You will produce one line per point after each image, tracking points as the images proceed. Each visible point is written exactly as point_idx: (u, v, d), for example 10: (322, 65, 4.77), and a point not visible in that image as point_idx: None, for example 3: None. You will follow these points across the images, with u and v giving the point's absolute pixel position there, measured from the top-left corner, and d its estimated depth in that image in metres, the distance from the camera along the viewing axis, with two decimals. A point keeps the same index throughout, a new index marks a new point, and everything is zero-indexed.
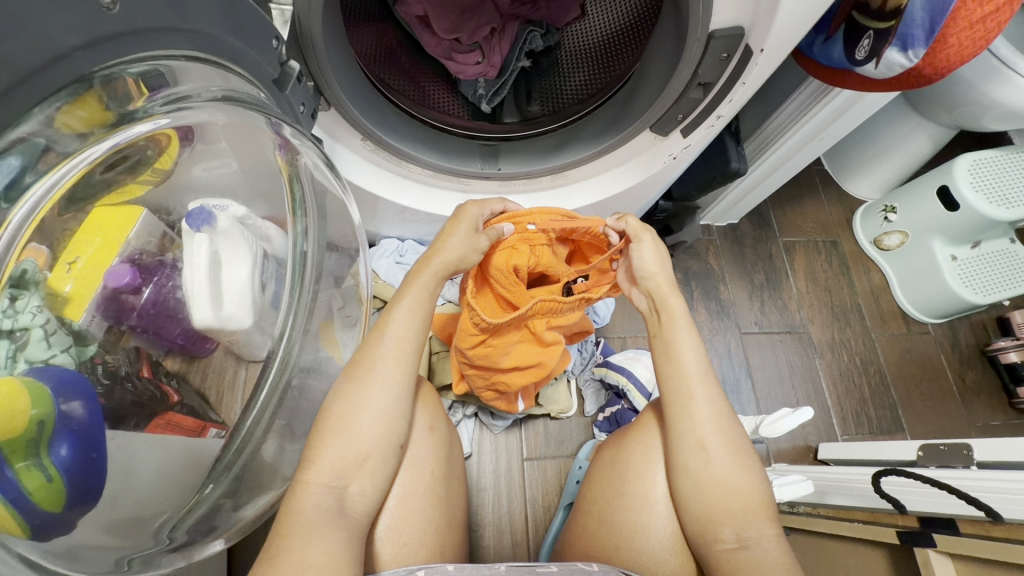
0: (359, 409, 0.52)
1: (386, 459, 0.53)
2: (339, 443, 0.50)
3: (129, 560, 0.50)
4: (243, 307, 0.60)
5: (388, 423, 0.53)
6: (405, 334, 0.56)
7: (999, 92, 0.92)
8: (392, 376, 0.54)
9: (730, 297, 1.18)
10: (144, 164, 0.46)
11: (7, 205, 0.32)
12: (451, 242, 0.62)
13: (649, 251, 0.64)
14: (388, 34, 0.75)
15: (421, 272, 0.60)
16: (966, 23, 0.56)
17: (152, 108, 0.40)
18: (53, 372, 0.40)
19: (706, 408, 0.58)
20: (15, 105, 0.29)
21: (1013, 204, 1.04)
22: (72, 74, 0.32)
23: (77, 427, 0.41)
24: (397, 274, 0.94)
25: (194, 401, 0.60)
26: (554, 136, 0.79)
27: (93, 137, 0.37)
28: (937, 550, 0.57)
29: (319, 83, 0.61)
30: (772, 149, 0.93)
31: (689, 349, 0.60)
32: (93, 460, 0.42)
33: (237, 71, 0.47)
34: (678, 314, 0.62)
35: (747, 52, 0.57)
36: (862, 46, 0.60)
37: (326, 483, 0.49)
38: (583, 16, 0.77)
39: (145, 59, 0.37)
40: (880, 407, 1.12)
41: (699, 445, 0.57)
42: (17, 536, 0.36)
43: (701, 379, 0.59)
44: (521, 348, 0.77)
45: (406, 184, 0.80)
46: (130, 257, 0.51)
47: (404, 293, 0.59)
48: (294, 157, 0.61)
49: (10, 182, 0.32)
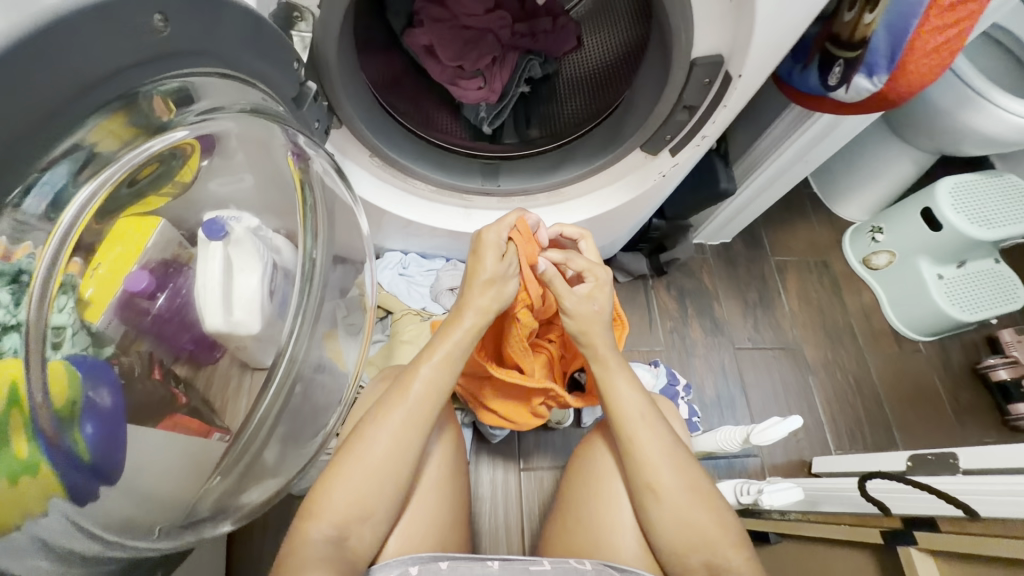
0: (339, 468, 0.56)
1: (383, 502, 0.56)
2: (344, 492, 0.54)
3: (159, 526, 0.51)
4: (251, 314, 0.66)
5: (378, 476, 0.55)
6: (429, 389, 0.59)
7: (974, 119, 1.00)
8: (382, 443, 0.56)
9: (723, 315, 1.21)
10: (167, 175, 0.50)
11: (55, 215, 0.34)
12: (478, 293, 0.63)
13: (590, 288, 0.65)
14: (396, 62, 0.81)
15: (452, 331, 0.62)
16: (925, 50, 0.58)
17: (181, 120, 0.44)
18: (86, 359, 0.44)
19: (652, 447, 0.60)
20: (76, 112, 0.32)
21: (993, 224, 1.09)
22: (121, 90, 0.35)
23: (105, 411, 0.45)
24: (400, 285, 0.97)
25: (200, 405, 0.62)
26: (551, 155, 0.83)
27: (129, 145, 0.39)
28: (918, 548, 0.57)
29: (332, 103, 0.66)
30: (758, 171, 0.97)
31: (625, 393, 0.63)
32: (110, 441, 0.45)
33: (263, 88, 0.51)
34: (610, 364, 0.64)
35: (726, 78, 0.62)
36: (834, 73, 0.64)
37: (327, 533, 0.53)
38: (580, 46, 0.85)
39: (178, 77, 0.40)
40: (874, 424, 1.14)
41: (650, 486, 0.59)
42: (58, 496, 0.37)
43: (641, 422, 0.61)
44: (512, 402, 0.80)
45: (410, 198, 0.84)
46: (148, 264, 0.54)
47: (443, 338, 0.61)
48: (307, 164, 0.66)
49: (54, 195, 0.33)
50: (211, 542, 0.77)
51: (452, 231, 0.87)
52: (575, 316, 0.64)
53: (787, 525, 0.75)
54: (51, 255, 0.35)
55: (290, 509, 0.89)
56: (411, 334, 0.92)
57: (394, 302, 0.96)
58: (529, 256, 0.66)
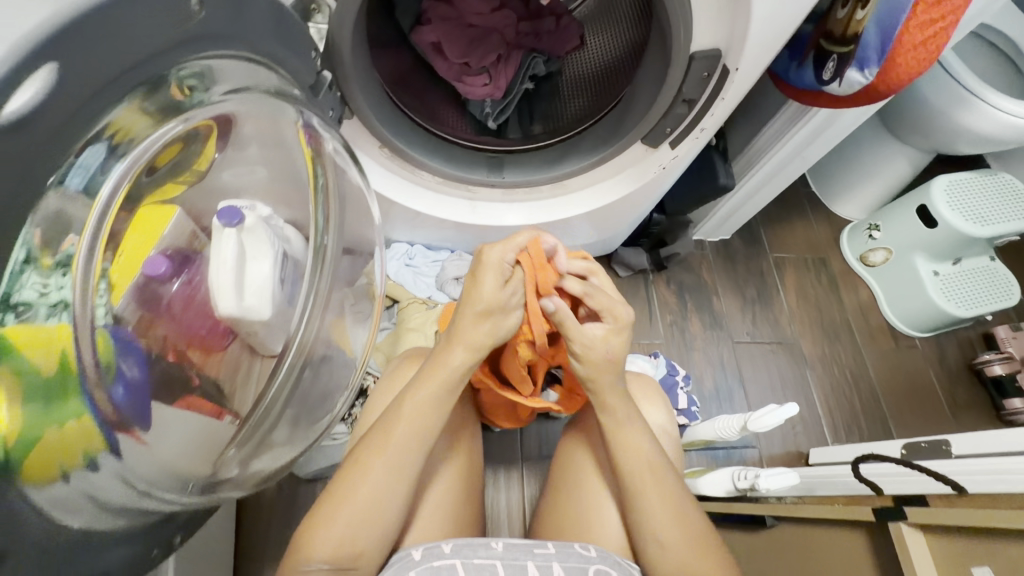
0: (343, 498, 0.57)
1: (383, 530, 0.58)
2: (345, 523, 0.56)
3: (191, 482, 0.54)
4: (263, 300, 0.65)
5: (377, 507, 0.57)
6: (421, 421, 0.60)
7: (968, 119, 1.03)
8: (385, 478, 0.58)
9: (722, 310, 1.23)
10: (186, 164, 0.52)
11: (94, 192, 0.36)
12: (474, 327, 0.61)
13: (604, 332, 0.63)
14: (403, 60, 0.83)
15: (447, 359, 0.62)
16: (912, 44, 0.61)
17: (211, 97, 0.45)
18: (119, 331, 0.47)
19: (657, 497, 0.62)
20: (125, 86, 0.33)
21: (988, 222, 1.11)
22: (164, 66, 0.37)
23: (137, 382, 0.48)
24: (407, 275, 0.99)
25: (212, 389, 0.63)
26: (553, 149, 0.85)
27: (162, 122, 0.41)
28: (908, 524, 0.58)
29: (344, 94, 0.68)
30: (756, 168, 1.00)
31: (637, 441, 0.64)
32: (138, 407, 0.47)
33: (284, 74, 0.54)
34: (622, 412, 0.64)
35: (724, 72, 0.64)
36: (828, 67, 0.66)
37: (327, 560, 0.55)
38: (582, 45, 0.87)
39: (202, 60, 0.41)
40: (871, 419, 1.16)
41: (652, 533, 0.62)
42: (98, 449, 0.40)
43: (649, 473, 0.63)
44: (498, 404, 0.79)
45: (417, 189, 0.86)
46: (166, 250, 0.55)
47: (437, 364, 0.62)
48: (320, 146, 0.67)
49: (88, 181, 0.34)
50: (220, 524, 0.79)
51: (457, 222, 0.89)
52: (582, 354, 0.62)
53: (788, 509, 0.74)
54: (92, 230, 0.37)
55: (296, 494, 0.90)
56: (417, 322, 0.94)
57: (401, 291, 0.98)
58: (539, 282, 0.64)
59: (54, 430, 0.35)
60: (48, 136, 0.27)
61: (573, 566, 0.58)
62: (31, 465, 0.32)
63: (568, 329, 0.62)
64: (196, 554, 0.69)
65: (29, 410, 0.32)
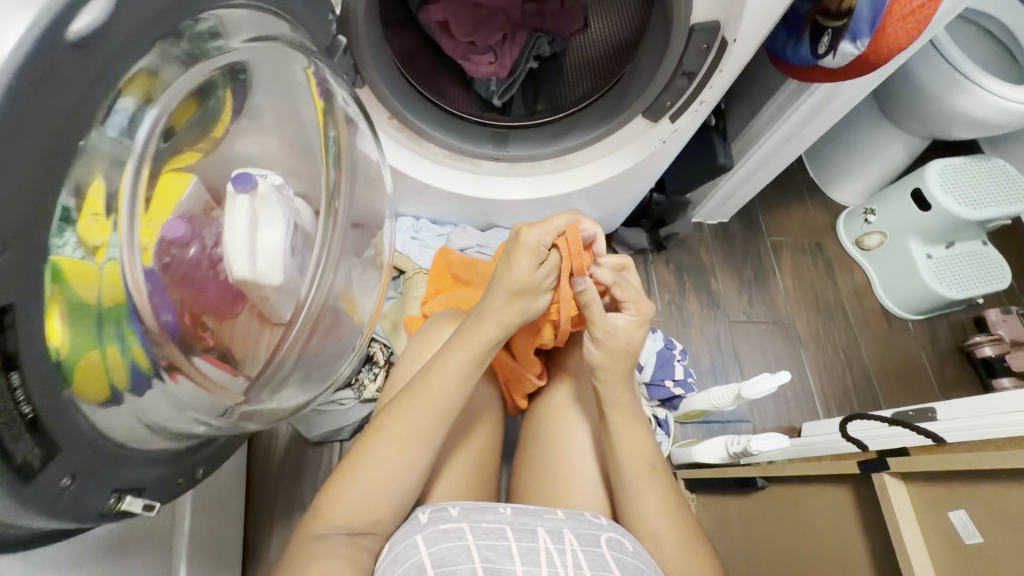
0: (362, 465, 0.55)
1: (395, 505, 0.56)
2: (362, 490, 0.54)
3: (228, 409, 0.58)
4: (275, 266, 0.65)
5: (397, 475, 0.55)
6: (438, 402, 0.58)
7: (962, 102, 1.06)
8: (407, 446, 0.56)
9: (719, 290, 1.25)
10: (210, 124, 0.54)
11: (129, 141, 0.38)
12: (503, 298, 0.62)
13: (628, 323, 0.66)
14: (410, 37, 0.85)
15: (479, 330, 0.62)
16: (902, 14, 0.65)
17: (229, 44, 0.48)
18: (152, 279, 0.48)
19: (655, 501, 0.60)
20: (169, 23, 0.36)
21: (979, 205, 1.14)
22: (199, 9, 0.39)
23: (167, 329, 0.49)
24: (412, 247, 1.02)
25: (225, 349, 0.63)
26: (557, 124, 0.88)
27: (188, 66, 0.43)
28: (890, 472, 0.62)
29: (356, 61, 0.72)
30: (754, 148, 1.02)
31: (638, 441, 0.63)
32: (168, 351, 0.49)
33: (301, 31, 0.56)
34: (628, 407, 0.64)
35: (723, 44, 0.67)
36: (823, 42, 0.69)
37: (339, 526, 0.53)
38: (586, 27, 0.88)
39: (212, 14, 0.42)
40: (863, 396, 1.19)
41: (650, 538, 0.59)
42: (144, 370, 0.44)
43: (649, 476, 0.61)
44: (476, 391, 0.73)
45: (424, 162, 0.88)
46: (182, 215, 0.56)
47: (469, 334, 0.62)
48: (332, 98, 0.68)
49: (122, 131, 0.36)
50: (234, 482, 0.82)
51: (461, 194, 0.91)
52: (602, 338, 0.64)
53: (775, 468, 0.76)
54: (131, 179, 0.40)
55: (305, 457, 0.94)
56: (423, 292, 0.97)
57: (407, 262, 1.01)
58: (573, 264, 0.64)
59: (99, 351, 0.37)
60: (116, 50, 0.30)
61: (585, 532, 0.55)
62: (80, 378, 0.35)
63: (594, 313, 0.64)
64: (214, 506, 0.73)
65: (75, 332, 0.35)
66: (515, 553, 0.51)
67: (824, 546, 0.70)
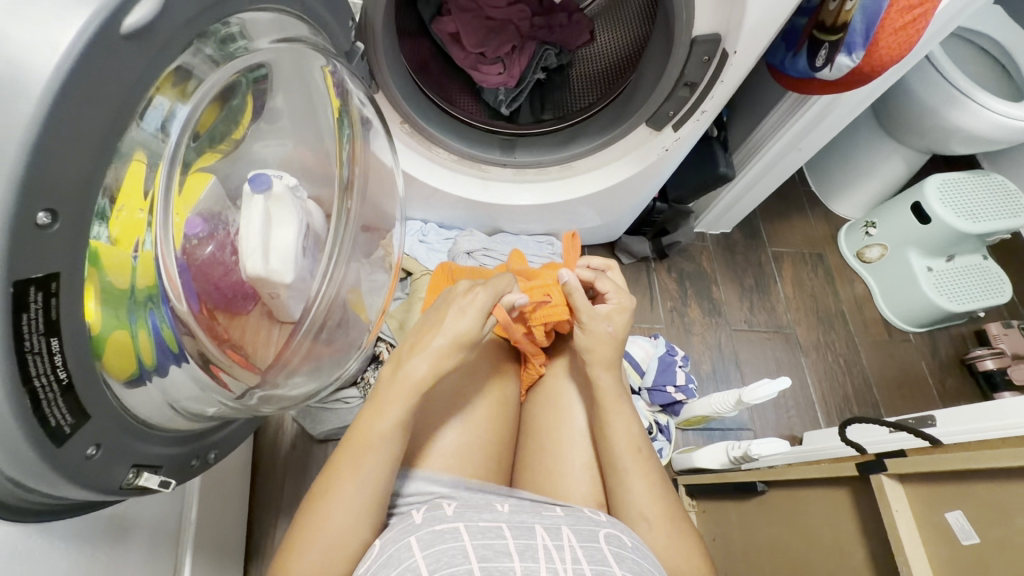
0: (313, 517, 0.50)
1: (359, 551, 0.51)
2: (317, 550, 0.49)
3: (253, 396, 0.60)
4: (287, 264, 0.66)
5: (351, 525, 0.50)
6: (375, 453, 0.53)
7: (959, 117, 1.08)
8: (356, 494, 0.51)
9: (721, 298, 1.27)
10: (233, 123, 0.57)
11: (166, 137, 0.40)
12: (438, 340, 0.59)
13: (616, 312, 0.68)
14: (423, 47, 0.88)
15: (405, 380, 0.57)
16: (892, 28, 0.67)
17: (251, 45, 0.50)
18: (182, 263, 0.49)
19: (642, 480, 0.60)
20: (204, 22, 0.38)
21: (978, 218, 1.15)
22: (228, 10, 0.42)
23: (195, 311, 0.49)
24: (420, 250, 1.04)
25: (239, 344, 0.64)
26: (563, 132, 0.90)
27: (217, 64, 0.45)
28: (886, 473, 0.63)
29: (372, 66, 0.74)
30: (756, 157, 1.04)
31: (620, 423, 0.63)
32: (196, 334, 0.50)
33: (318, 36, 0.59)
34: (610, 392, 0.64)
35: (723, 56, 0.70)
36: (820, 55, 0.72)
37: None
38: (591, 40, 0.93)
39: (239, 16, 0.45)
40: (863, 405, 1.20)
41: (640, 515, 0.58)
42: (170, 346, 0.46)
43: (634, 454, 0.61)
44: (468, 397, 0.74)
45: (435, 167, 0.91)
46: (201, 212, 0.57)
47: (395, 382, 0.57)
48: (348, 97, 0.70)
49: (159, 125, 0.39)
50: (239, 474, 0.83)
51: (469, 199, 0.94)
52: (590, 326, 0.66)
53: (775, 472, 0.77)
54: (165, 182, 0.41)
55: (309, 453, 0.95)
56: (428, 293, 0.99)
57: (414, 264, 1.03)
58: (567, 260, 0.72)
59: (124, 330, 0.39)
60: (153, 43, 0.33)
61: (584, 528, 0.53)
62: (109, 352, 0.38)
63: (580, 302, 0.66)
64: (220, 496, 0.74)
65: (99, 309, 0.36)
66: (513, 550, 0.48)
67: (824, 549, 0.70)
